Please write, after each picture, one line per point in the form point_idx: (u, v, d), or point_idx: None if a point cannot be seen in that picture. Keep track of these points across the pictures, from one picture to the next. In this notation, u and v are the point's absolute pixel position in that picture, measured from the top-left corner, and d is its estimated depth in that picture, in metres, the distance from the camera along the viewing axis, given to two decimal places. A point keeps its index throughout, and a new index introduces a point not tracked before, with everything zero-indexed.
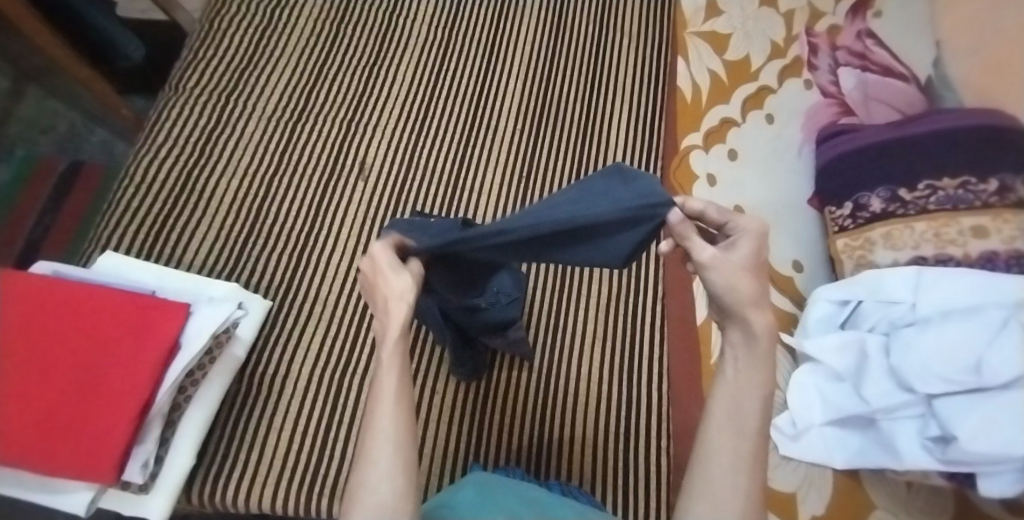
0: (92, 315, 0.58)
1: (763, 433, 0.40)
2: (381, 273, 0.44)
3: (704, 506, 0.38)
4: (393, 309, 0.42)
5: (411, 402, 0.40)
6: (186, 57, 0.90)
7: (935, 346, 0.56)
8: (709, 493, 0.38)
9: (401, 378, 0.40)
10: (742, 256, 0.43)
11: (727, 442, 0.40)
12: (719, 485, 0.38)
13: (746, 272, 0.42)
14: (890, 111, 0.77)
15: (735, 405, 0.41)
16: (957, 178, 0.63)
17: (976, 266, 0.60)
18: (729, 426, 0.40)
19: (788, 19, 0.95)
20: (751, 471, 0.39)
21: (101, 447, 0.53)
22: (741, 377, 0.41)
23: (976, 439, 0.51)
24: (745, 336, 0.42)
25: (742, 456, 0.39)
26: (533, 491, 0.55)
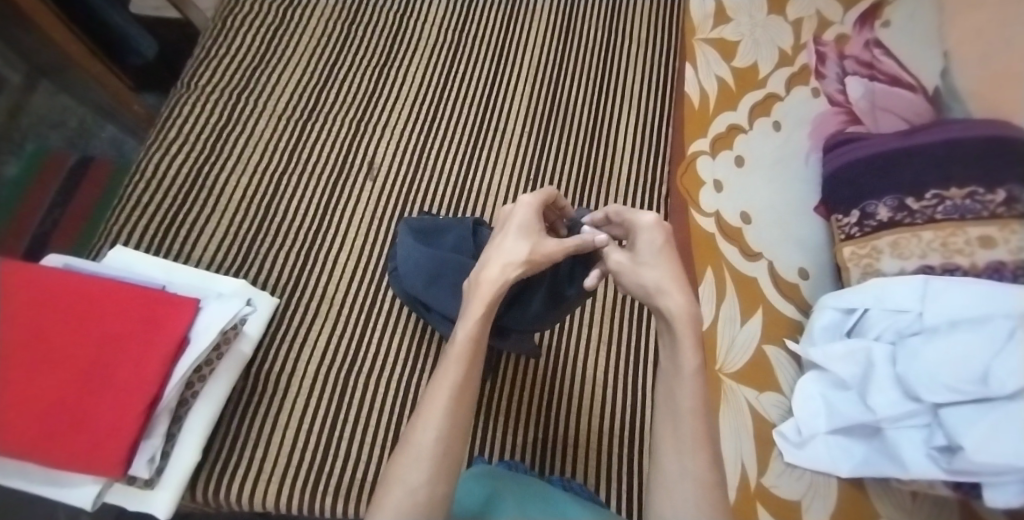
0: (102, 308, 0.58)
1: (699, 418, 0.46)
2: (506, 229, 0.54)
3: (660, 495, 0.45)
4: (485, 292, 0.50)
5: (464, 405, 0.46)
6: (199, 55, 0.91)
7: (942, 355, 0.56)
8: (666, 483, 0.45)
9: (464, 378, 0.47)
10: (649, 252, 0.52)
11: (671, 435, 0.46)
12: (670, 474, 0.45)
13: (659, 262, 0.51)
14: (897, 120, 0.79)
15: (671, 399, 0.47)
16: (964, 188, 0.64)
17: (984, 276, 0.60)
18: (670, 421, 0.47)
19: (797, 28, 0.95)
20: (695, 453, 0.45)
21: (109, 440, 0.53)
22: (674, 374, 0.47)
23: (983, 448, 0.51)
24: (670, 332, 0.49)
25: (686, 440, 0.45)
26: (536, 486, 0.59)
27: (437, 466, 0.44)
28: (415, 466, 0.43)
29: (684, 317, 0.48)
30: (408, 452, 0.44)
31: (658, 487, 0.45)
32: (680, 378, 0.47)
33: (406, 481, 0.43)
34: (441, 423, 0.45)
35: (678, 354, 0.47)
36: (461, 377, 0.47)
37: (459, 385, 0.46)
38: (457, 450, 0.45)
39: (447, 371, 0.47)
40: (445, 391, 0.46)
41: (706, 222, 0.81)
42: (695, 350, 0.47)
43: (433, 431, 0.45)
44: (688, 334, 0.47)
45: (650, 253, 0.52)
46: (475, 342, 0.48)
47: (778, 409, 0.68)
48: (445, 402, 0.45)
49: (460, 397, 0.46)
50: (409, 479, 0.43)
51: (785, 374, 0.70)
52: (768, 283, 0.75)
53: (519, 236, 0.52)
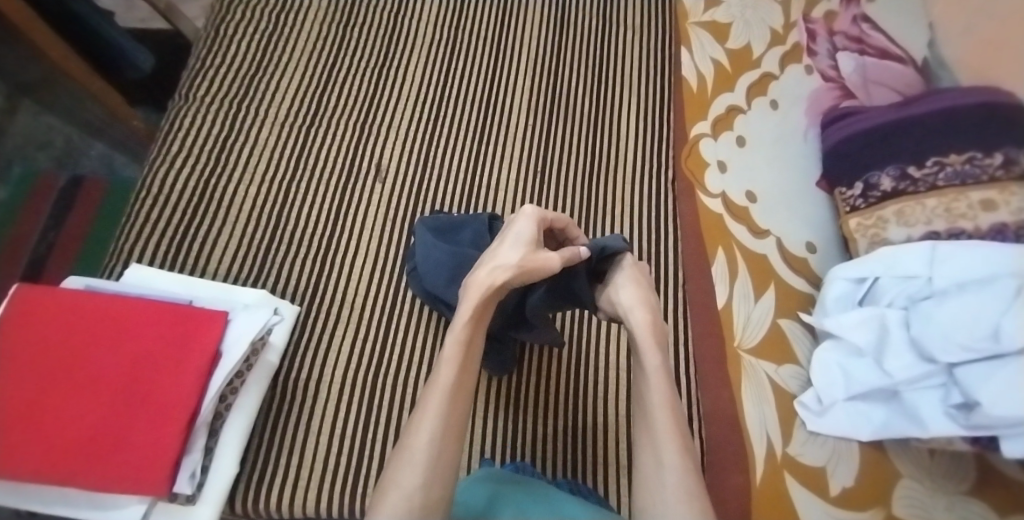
0: (131, 331, 0.58)
1: (671, 411, 0.53)
2: (508, 239, 0.59)
3: (646, 485, 0.51)
4: (471, 296, 0.56)
5: (456, 408, 0.52)
6: (194, 65, 0.90)
7: (956, 316, 0.57)
8: (649, 476, 0.51)
9: (456, 381, 0.53)
10: (625, 279, 0.61)
11: (648, 436, 0.53)
12: (651, 468, 0.51)
13: (636, 291, 0.60)
14: (890, 92, 0.80)
15: (643, 398, 0.55)
16: (963, 154, 0.66)
17: (988, 238, 0.61)
18: (643, 420, 0.54)
19: (785, 7, 0.97)
20: (670, 445, 0.51)
21: (152, 459, 0.53)
22: (641, 378, 0.56)
23: (998, 402, 0.52)
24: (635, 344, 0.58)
25: (658, 434, 0.52)
26: (540, 487, 0.59)
27: (431, 468, 0.48)
28: (409, 471, 0.48)
29: (645, 328, 0.57)
30: (400, 459, 0.49)
31: (645, 483, 0.51)
32: (649, 379, 0.55)
33: (400, 484, 0.47)
34: (434, 424, 0.50)
35: (641, 358, 0.56)
36: (453, 379, 0.53)
37: (450, 387, 0.53)
38: (453, 451, 0.50)
39: (440, 375, 0.53)
40: (440, 391, 0.52)
41: (713, 202, 0.83)
42: (657, 351, 0.56)
43: (426, 433, 0.50)
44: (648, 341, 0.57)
45: (624, 281, 0.61)
46: (465, 344, 0.55)
47: (797, 380, 0.70)
48: (439, 404, 0.51)
49: (454, 398, 0.52)
50: (404, 482, 0.47)
51: (800, 345, 0.71)
52: (778, 258, 0.77)
53: (516, 244, 0.58)
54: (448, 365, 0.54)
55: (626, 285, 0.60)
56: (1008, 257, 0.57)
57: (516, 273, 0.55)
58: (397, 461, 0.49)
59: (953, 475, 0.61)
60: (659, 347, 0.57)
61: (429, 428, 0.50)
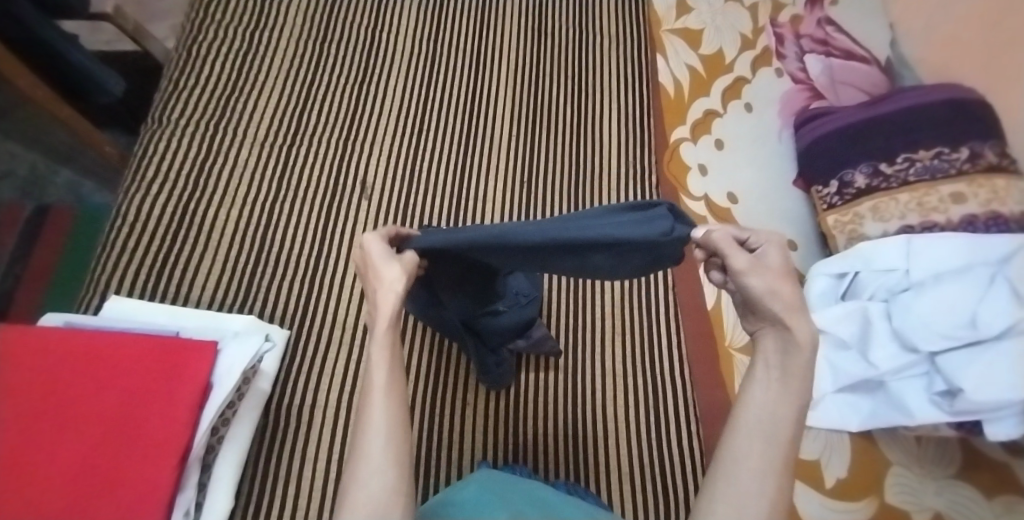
0: (116, 366, 0.56)
1: (795, 441, 0.37)
2: (374, 263, 0.44)
3: (725, 510, 0.34)
4: (382, 298, 0.42)
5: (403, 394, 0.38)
6: (165, 88, 0.87)
7: (937, 304, 0.59)
8: (731, 499, 0.35)
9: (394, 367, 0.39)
10: (777, 262, 0.41)
11: (759, 456, 0.36)
12: (748, 499, 0.34)
13: (782, 279, 0.41)
14: (856, 92, 0.83)
15: (769, 411, 0.37)
16: (931, 149, 0.69)
17: (960, 229, 0.64)
18: (762, 438, 0.36)
19: (753, 13, 0.99)
20: (780, 481, 0.35)
21: (144, 498, 0.51)
22: (779, 390, 0.38)
23: (984, 388, 0.54)
24: (782, 341, 0.39)
25: (771, 464, 0.35)
26: (538, 489, 0.56)
27: (391, 457, 0.35)
28: (366, 463, 0.35)
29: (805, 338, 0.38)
30: (356, 453, 0.36)
31: (728, 504, 0.35)
32: (789, 394, 0.37)
33: (361, 478, 0.34)
34: (381, 414, 0.36)
35: (790, 379, 0.38)
36: (388, 371, 0.38)
37: (387, 370, 0.38)
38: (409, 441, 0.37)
39: (371, 370, 0.39)
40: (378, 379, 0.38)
41: (696, 205, 0.83)
42: (810, 380, 0.38)
43: (374, 423, 0.36)
44: (801, 369, 0.38)
45: (779, 267, 0.41)
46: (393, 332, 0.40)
47: None
48: (381, 393, 0.37)
49: (394, 386, 0.38)
50: (363, 475, 0.34)
51: None
52: None
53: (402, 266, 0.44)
54: (380, 359, 0.39)
55: (780, 277, 0.40)
56: (1003, 242, 0.60)
57: (401, 295, 0.41)
58: (355, 450, 0.36)
59: (940, 460, 0.62)
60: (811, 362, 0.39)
61: (380, 413, 0.36)
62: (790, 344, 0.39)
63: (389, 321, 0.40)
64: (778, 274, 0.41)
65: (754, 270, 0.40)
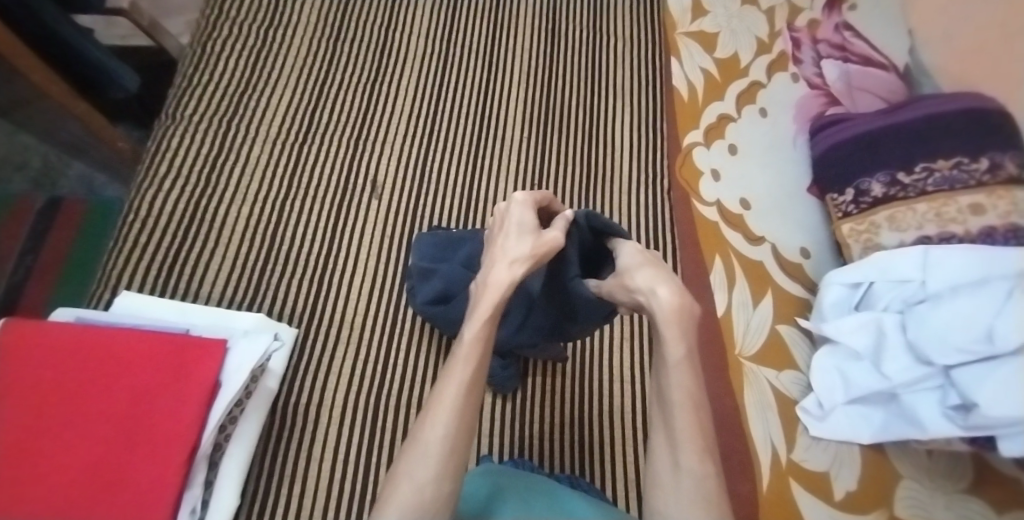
0: (128, 363, 0.56)
1: (691, 403, 0.46)
2: (507, 233, 0.50)
3: (660, 487, 0.45)
4: (491, 288, 0.47)
5: (473, 406, 0.44)
6: (179, 83, 0.88)
7: (953, 317, 0.57)
8: (661, 481, 0.45)
9: (475, 377, 0.44)
10: (640, 260, 0.51)
11: (665, 433, 0.46)
12: (668, 471, 0.45)
13: (648, 266, 0.50)
14: (874, 99, 0.82)
15: (663, 395, 0.47)
16: (950, 159, 0.67)
17: (977, 242, 0.62)
18: (664, 417, 0.47)
19: (770, 16, 0.98)
20: (689, 445, 0.45)
21: (153, 497, 0.51)
22: (660, 369, 0.48)
23: (997, 404, 0.52)
24: (655, 325, 0.48)
25: (678, 434, 0.45)
26: (543, 483, 0.57)
27: (444, 462, 0.41)
28: (422, 464, 0.41)
29: (666, 313, 0.47)
30: (413, 450, 0.42)
31: (659, 485, 0.45)
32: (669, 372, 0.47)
33: (413, 477, 0.41)
34: (450, 420, 0.42)
35: (661, 347, 0.47)
36: (470, 377, 0.44)
37: (468, 380, 0.44)
38: (465, 446, 0.43)
39: (455, 371, 0.44)
40: (455, 389, 0.44)
41: (708, 210, 0.82)
42: (681, 338, 0.46)
43: (440, 428, 0.42)
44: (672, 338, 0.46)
45: (640, 262, 0.51)
46: (484, 341, 0.46)
47: (798, 385, 0.68)
48: (454, 401, 0.43)
49: (472, 390, 0.44)
50: (417, 475, 0.41)
51: (799, 351, 0.70)
52: (773, 264, 0.76)
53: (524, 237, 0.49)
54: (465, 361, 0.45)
55: (634, 267, 0.51)
56: (1010, 258, 0.57)
57: (534, 262, 0.47)
58: (412, 448, 0.42)
59: (951, 475, 0.61)
60: (683, 327, 0.47)
61: (446, 420, 0.42)
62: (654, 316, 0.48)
63: (480, 333, 0.45)
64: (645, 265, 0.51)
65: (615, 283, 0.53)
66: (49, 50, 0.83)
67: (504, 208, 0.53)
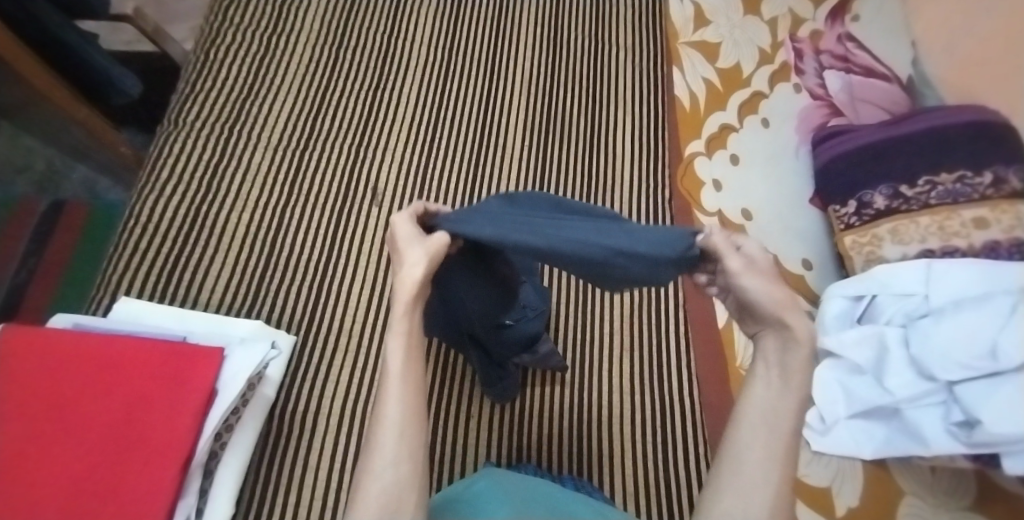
0: (124, 367, 0.56)
1: (796, 431, 0.38)
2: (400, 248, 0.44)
3: (732, 495, 0.36)
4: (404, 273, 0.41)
5: (418, 383, 0.38)
6: (183, 89, 0.88)
7: (956, 333, 0.56)
8: (735, 487, 0.36)
9: (410, 354, 0.39)
10: (764, 261, 0.41)
11: (760, 443, 0.37)
12: (750, 483, 0.36)
13: (774, 278, 0.41)
14: (876, 110, 0.83)
15: (767, 404, 0.38)
16: (954, 172, 0.66)
17: (981, 256, 0.62)
18: (767, 430, 0.38)
19: (773, 26, 0.98)
20: (782, 467, 0.37)
21: (147, 504, 0.51)
22: (774, 379, 0.39)
23: (1001, 421, 0.51)
24: (782, 342, 0.40)
25: (775, 450, 0.37)
26: (545, 486, 0.55)
27: (402, 446, 0.36)
28: (378, 452, 0.35)
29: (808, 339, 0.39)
30: (368, 441, 0.36)
31: (728, 484, 0.37)
32: (789, 392, 0.38)
33: (372, 466, 0.35)
34: (396, 402, 0.37)
35: (789, 367, 0.39)
36: (403, 353, 0.38)
37: (404, 358, 0.38)
38: (421, 427, 0.37)
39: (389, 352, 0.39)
40: (394, 370, 0.38)
41: (709, 221, 0.81)
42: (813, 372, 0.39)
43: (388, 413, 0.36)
44: (801, 364, 0.39)
45: (768, 267, 0.41)
46: (410, 317, 0.40)
47: None
48: (395, 381, 0.37)
49: (411, 357, 0.39)
50: (374, 464, 0.35)
51: None
52: None
53: (424, 246, 0.43)
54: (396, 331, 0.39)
55: (771, 277, 0.41)
56: (1011, 273, 0.57)
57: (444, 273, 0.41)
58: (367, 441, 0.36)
59: (954, 491, 0.60)
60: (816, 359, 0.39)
61: (394, 403, 0.37)
62: (790, 339, 0.39)
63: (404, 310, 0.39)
64: (769, 273, 0.41)
65: (745, 271, 0.41)
66: (53, 55, 0.83)
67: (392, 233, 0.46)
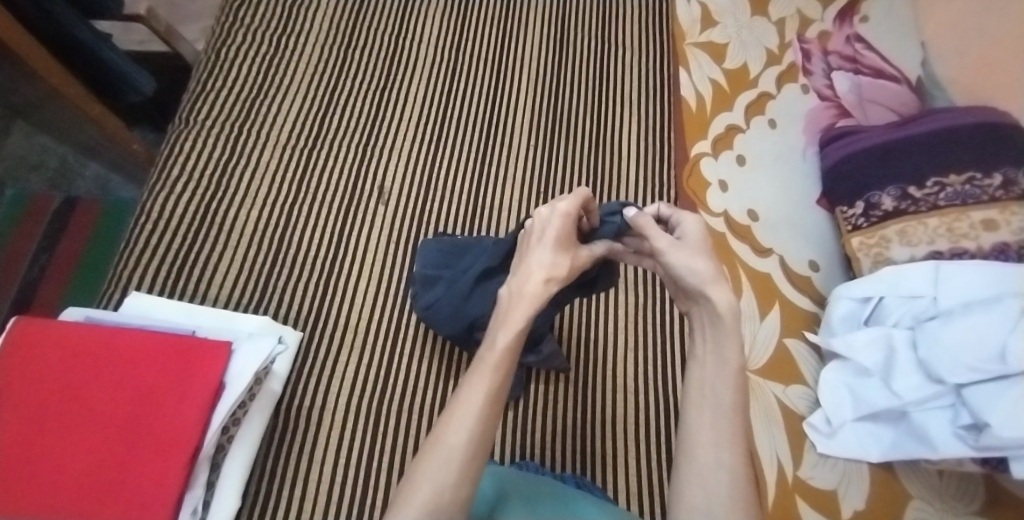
0: (134, 361, 0.57)
1: (738, 404, 0.43)
2: (544, 243, 0.47)
3: (693, 479, 0.41)
4: (530, 282, 0.46)
5: (494, 415, 0.42)
6: (194, 88, 0.89)
7: (965, 336, 0.56)
8: (697, 474, 0.41)
9: (495, 387, 0.43)
10: (694, 238, 0.47)
11: (709, 427, 0.42)
12: (707, 466, 0.41)
13: (701, 251, 0.46)
14: (885, 111, 0.82)
15: (709, 391, 0.43)
16: (962, 174, 0.66)
17: (990, 258, 0.62)
18: (711, 412, 0.43)
19: (781, 27, 0.97)
20: (732, 444, 0.41)
21: (155, 496, 0.51)
22: (711, 363, 0.44)
23: (1008, 424, 0.51)
24: (711, 317, 0.45)
25: (723, 431, 0.42)
26: (547, 483, 0.56)
27: (464, 467, 0.40)
28: (442, 465, 0.40)
29: (728, 311, 0.44)
30: (433, 450, 0.41)
31: (691, 473, 0.41)
32: (725, 371, 0.43)
33: (434, 476, 0.39)
34: (471, 426, 0.41)
35: (721, 346, 0.44)
36: (493, 385, 0.43)
37: (490, 392, 0.42)
38: (482, 455, 0.41)
39: (480, 379, 0.43)
40: (478, 397, 0.42)
41: (715, 221, 0.80)
42: (740, 345, 0.44)
43: (462, 433, 0.41)
44: (730, 337, 0.44)
45: (697, 244, 0.46)
46: (509, 353, 0.44)
47: (805, 400, 0.67)
48: (477, 407, 0.42)
49: (495, 398, 0.43)
50: (435, 476, 0.39)
51: (808, 366, 0.69)
52: (782, 276, 0.75)
53: (559, 249, 0.47)
54: (492, 366, 0.44)
55: (700, 252, 0.46)
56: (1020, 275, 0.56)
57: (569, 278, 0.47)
58: (431, 449, 0.41)
59: (962, 496, 0.60)
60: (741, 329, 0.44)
61: (467, 427, 0.41)
62: (715, 313, 0.44)
63: (507, 344, 0.44)
64: (698, 247, 0.47)
65: (673, 249, 0.46)
66: (67, 53, 0.85)
67: (544, 213, 0.49)
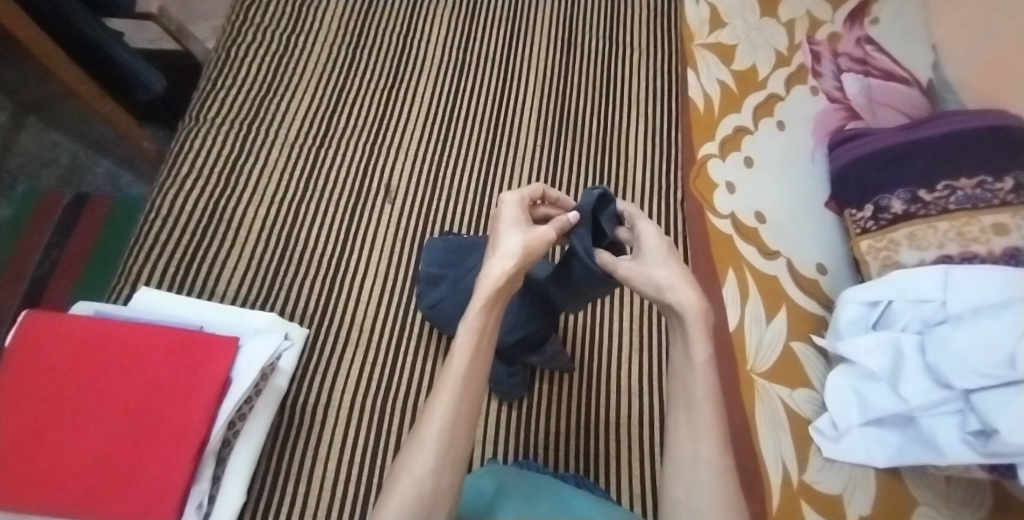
0: (140, 355, 0.57)
1: (712, 397, 0.45)
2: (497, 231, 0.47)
3: (677, 472, 0.45)
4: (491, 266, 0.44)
5: (469, 400, 0.42)
6: (204, 86, 0.90)
7: (974, 342, 0.55)
8: (681, 468, 0.45)
9: (468, 372, 0.43)
10: (655, 248, 0.49)
11: (686, 422, 0.45)
12: (687, 459, 0.44)
13: (664, 260, 0.48)
14: (896, 114, 0.81)
15: (684, 391, 0.46)
16: (973, 178, 0.65)
17: (1001, 262, 0.61)
18: (686, 409, 0.46)
19: (791, 28, 0.97)
20: (708, 438, 0.44)
21: (162, 489, 0.52)
22: (683, 362, 0.47)
23: (1017, 431, 0.50)
24: (678, 320, 0.47)
25: (698, 427, 0.45)
26: (549, 483, 0.55)
27: (443, 456, 0.40)
28: (420, 456, 0.40)
29: (694, 316, 0.46)
30: (413, 441, 0.41)
31: (674, 465, 0.45)
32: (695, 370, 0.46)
33: (412, 470, 0.40)
34: (447, 414, 0.41)
35: (689, 347, 0.46)
36: (465, 370, 0.42)
37: (462, 379, 0.42)
38: (463, 443, 0.42)
39: (451, 365, 0.43)
40: (450, 384, 0.42)
41: (722, 223, 0.80)
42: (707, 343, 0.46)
43: (438, 421, 0.41)
44: (697, 338, 0.46)
45: (657, 252, 0.49)
46: (477, 336, 0.43)
47: (811, 404, 0.66)
48: (450, 394, 0.42)
49: (467, 386, 0.43)
50: (414, 468, 0.40)
51: (814, 370, 0.68)
52: (789, 279, 0.75)
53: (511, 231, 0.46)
54: (462, 352, 0.43)
55: (660, 259, 0.48)
56: None
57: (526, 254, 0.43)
58: (411, 441, 0.41)
59: (971, 502, 0.59)
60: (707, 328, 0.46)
61: (442, 416, 0.41)
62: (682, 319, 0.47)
63: (473, 329, 0.43)
64: (659, 255, 0.49)
65: (639, 269, 0.49)
66: (81, 50, 0.86)
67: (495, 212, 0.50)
